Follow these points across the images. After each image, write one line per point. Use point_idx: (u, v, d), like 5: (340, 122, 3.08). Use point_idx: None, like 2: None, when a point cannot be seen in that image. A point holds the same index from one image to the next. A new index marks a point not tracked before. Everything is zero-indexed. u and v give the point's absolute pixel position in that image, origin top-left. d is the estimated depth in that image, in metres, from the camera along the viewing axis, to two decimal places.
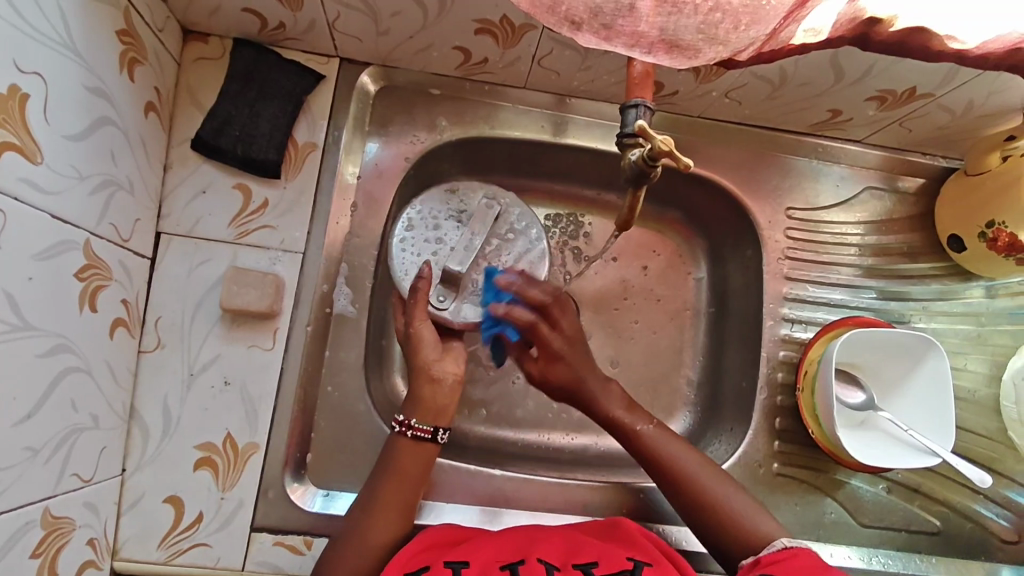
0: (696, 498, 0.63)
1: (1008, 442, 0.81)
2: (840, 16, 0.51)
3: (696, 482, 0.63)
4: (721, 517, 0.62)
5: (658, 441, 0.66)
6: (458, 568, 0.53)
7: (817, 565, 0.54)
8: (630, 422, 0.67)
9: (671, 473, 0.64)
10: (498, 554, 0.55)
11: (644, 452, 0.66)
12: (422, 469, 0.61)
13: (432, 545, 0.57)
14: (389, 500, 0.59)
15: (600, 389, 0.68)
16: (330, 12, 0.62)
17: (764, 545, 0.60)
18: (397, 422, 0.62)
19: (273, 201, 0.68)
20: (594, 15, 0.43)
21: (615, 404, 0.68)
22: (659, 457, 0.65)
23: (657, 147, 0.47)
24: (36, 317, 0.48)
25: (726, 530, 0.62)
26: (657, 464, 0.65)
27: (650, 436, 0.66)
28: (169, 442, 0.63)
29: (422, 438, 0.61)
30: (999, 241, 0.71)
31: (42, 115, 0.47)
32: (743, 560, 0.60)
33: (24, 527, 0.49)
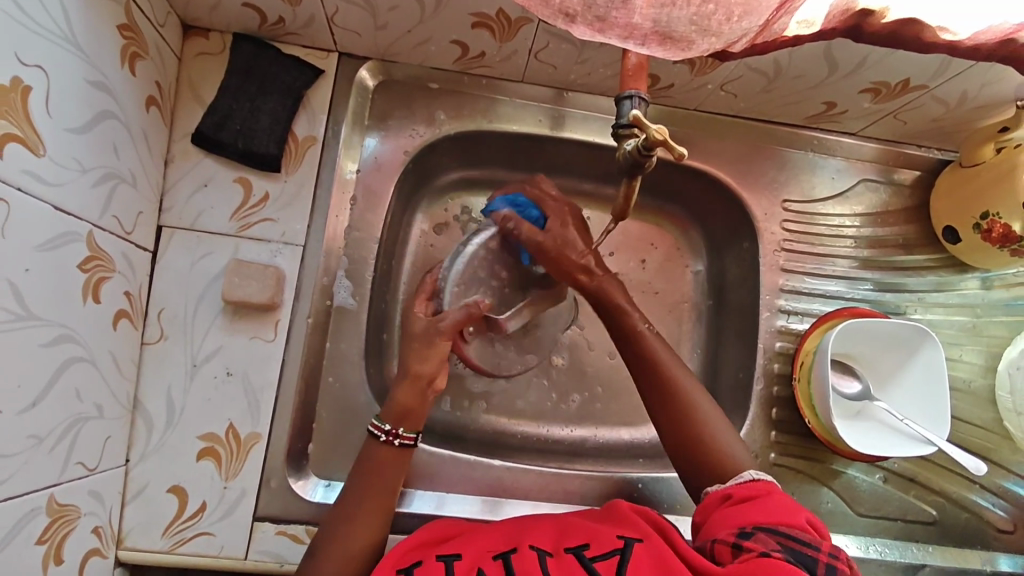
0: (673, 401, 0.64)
1: (1003, 432, 0.82)
2: (832, 8, 0.52)
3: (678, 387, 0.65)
4: (693, 426, 0.63)
5: (652, 342, 0.67)
6: (450, 561, 0.53)
7: (788, 504, 0.55)
8: (631, 320, 0.68)
9: (657, 373, 0.66)
10: (490, 545, 0.55)
11: (636, 349, 0.67)
12: (393, 476, 0.61)
13: (423, 540, 0.57)
14: (367, 506, 0.59)
15: (606, 283, 0.70)
16: (328, 7, 0.63)
17: (731, 476, 0.61)
18: (383, 429, 0.61)
19: (274, 194, 0.69)
20: (588, 8, 0.44)
21: (620, 298, 0.69)
22: (649, 356, 0.66)
23: (651, 137, 0.48)
24: (39, 307, 0.49)
25: (692, 436, 0.63)
26: (646, 361, 0.67)
27: (647, 337, 0.68)
28: (172, 433, 0.64)
29: (405, 446, 0.61)
30: (993, 232, 0.72)
31: (44, 108, 0.48)
32: (708, 486, 0.61)
33: (29, 513, 0.50)
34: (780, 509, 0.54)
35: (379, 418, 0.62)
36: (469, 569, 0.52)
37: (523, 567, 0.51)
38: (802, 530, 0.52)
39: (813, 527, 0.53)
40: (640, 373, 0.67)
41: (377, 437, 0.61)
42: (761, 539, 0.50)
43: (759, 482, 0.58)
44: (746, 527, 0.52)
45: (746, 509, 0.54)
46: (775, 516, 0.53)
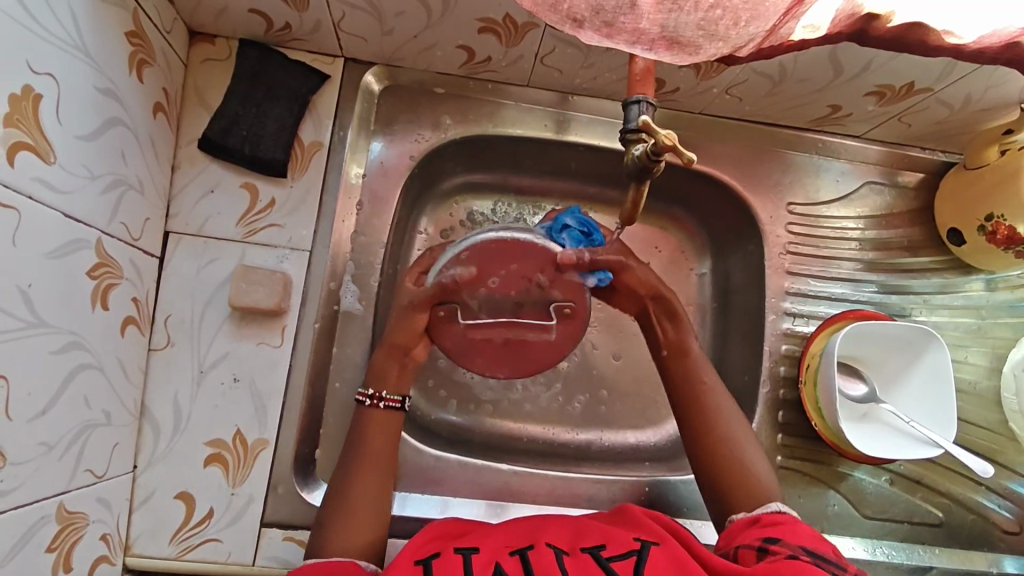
0: (715, 429, 0.63)
1: (1009, 433, 0.82)
2: (837, 13, 0.52)
3: (721, 415, 0.64)
4: (728, 453, 0.62)
5: (702, 364, 0.66)
6: (467, 553, 0.53)
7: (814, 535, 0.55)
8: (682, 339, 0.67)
9: (703, 404, 0.64)
10: (505, 542, 0.56)
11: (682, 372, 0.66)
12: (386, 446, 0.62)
13: (437, 535, 0.57)
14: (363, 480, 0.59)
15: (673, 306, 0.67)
16: (335, 13, 0.63)
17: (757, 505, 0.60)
18: (368, 396, 0.63)
19: (280, 200, 0.69)
20: (596, 13, 0.44)
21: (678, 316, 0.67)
22: (696, 379, 0.65)
23: (660, 142, 0.48)
24: (49, 314, 0.49)
25: (723, 462, 0.62)
26: (691, 383, 0.65)
27: (699, 361, 0.66)
28: (180, 438, 0.64)
29: (392, 409, 0.63)
30: (998, 234, 0.72)
31: (54, 115, 0.48)
32: (734, 515, 0.60)
33: (39, 521, 0.50)
34: (809, 534, 0.54)
35: (364, 386, 0.64)
36: (487, 561, 0.52)
37: (540, 564, 0.51)
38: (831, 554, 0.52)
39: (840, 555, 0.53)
40: (686, 397, 0.65)
41: (363, 403, 0.62)
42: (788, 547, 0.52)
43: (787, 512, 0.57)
44: (778, 540, 0.53)
45: (777, 530, 0.54)
46: (802, 539, 0.53)
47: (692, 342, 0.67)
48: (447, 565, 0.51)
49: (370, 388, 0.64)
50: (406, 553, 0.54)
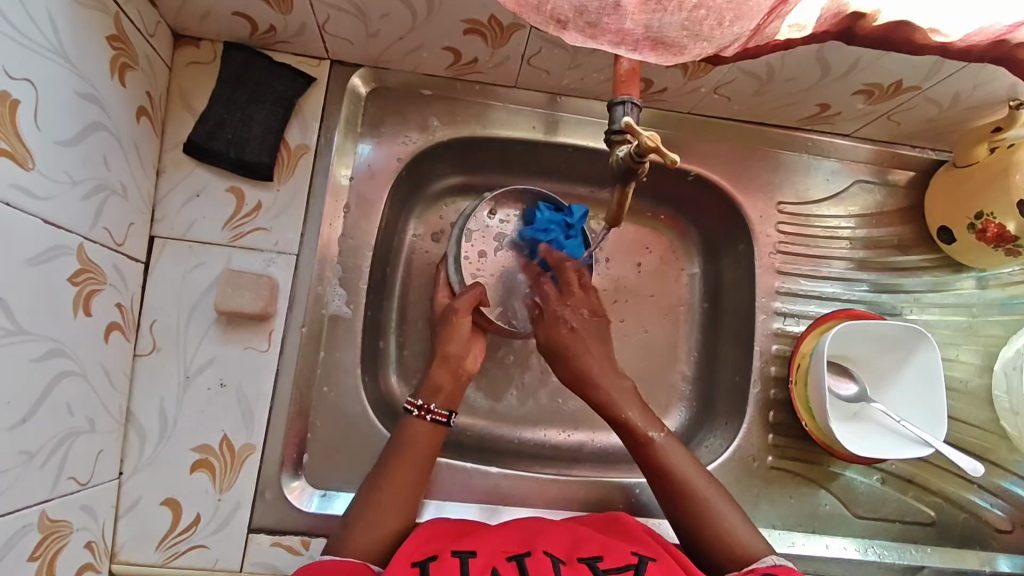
0: (695, 513, 0.64)
1: (1000, 431, 0.82)
2: (824, 12, 0.52)
3: (695, 494, 0.65)
4: (709, 524, 0.63)
5: (664, 447, 0.67)
6: (465, 557, 0.53)
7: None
8: (638, 426, 0.69)
9: (677, 489, 0.65)
10: (504, 546, 0.56)
11: (650, 458, 0.68)
12: (429, 452, 0.65)
13: (437, 535, 0.58)
14: (401, 479, 0.63)
15: (617, 391, 0.70)
16: (319, 15, 0.63)
17: (752, 561, 0.61)
18: (416, 405, 0.67)
19: (266, 204, 0.68)
20: (580, 14, 0.44)
21: (628, 405, 0.70)
22: (662, 463, 0.67)
23: (643, 143, 0.48)
24: (30, 321, 0.48)
25: (708, 535, 0.63)
26: (658, 470, 0.67)
27: (662, 448, 0.67)
28: (166, 444, 0.64)
29: (438, 422, 0.66)
30: (988, 232, 0.72)
31: (33, 121, 0.48)
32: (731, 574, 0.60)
33: (21, 530, 0.49)
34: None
35: (413, 396, 0.68)
36: (484, 565, 0.52)
37: (538, 570, 0.51)
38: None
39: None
40: (660, 484, 0.67)
41: (412, 412, 0.66)
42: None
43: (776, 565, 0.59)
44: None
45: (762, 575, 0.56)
46: None
47: (656, 430, 0.68)
48: (443, 570, 0.51)
49: (419, 398, 0.67)
50: (403, 556, 0.54)
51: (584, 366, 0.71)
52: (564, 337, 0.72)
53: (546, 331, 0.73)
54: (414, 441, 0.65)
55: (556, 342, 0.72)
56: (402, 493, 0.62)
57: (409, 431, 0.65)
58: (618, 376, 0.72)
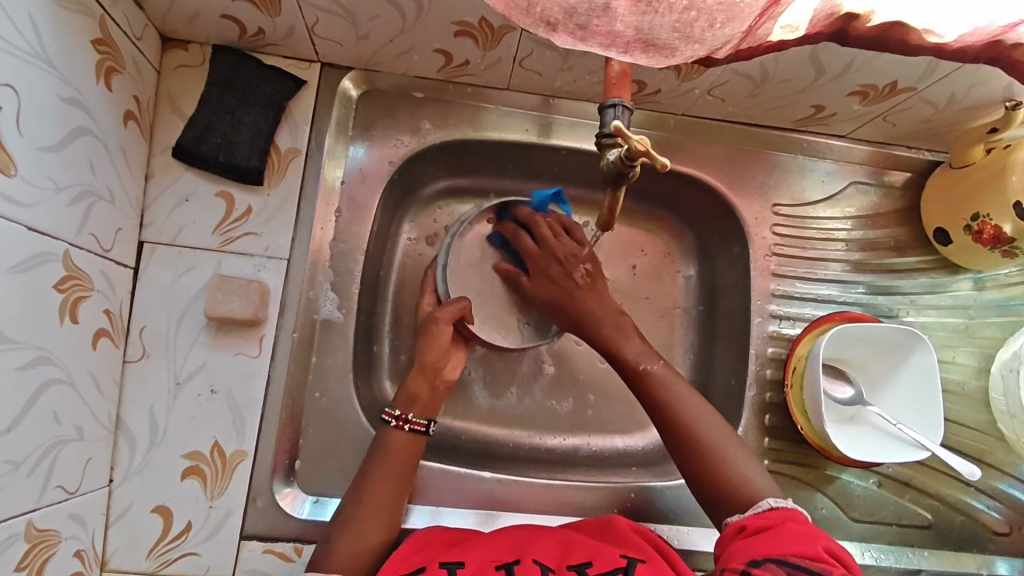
0: (692, 444, 0.64)
1: (997, 433, 0.81)
2: (817, 12, 0.51)
3: (696, 429, 0.65)
4: (709, 461, 0.63)
5: (665, 384, 0.68)
6: (452, 569, 0.53)
7: (805, 531, 0.54)
8: (638, 362, 0.69)
9: (674, 420, 0.66)
10: (494, 555, 0.55)
11: (648, 391, 0.68)
12: (407, 462, 0.64)
13: (426, 545, 0.57)
14: (383, 489, 0.62)
15: (614, 333, 0.71)
16: (309, 17, 0.62)
17: (748, 504, 0.60)
18: (394, 415, 0.66)
19: (256, 208, 0.68)
20: (569, 16, 0.43)
21: (627, 342, 0.70)
22: (663, 399, 0.67)
23: (634, 148, 0.47)
24: (15, 330, 0.48)
25: (709, 472, 0.63)
26: (658, 405, 0.67)
27: (658, 380, 0.68)
28: (157, 451, 0.63)
29: (416, 432, 0.66)
30: (984, 234, 0.72)
31: (16, 127, 0.47)
32: (728, 517, 0.60)
33: (7, 540, 0.49)
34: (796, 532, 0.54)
35: (391, 406, 0.67)
36: None
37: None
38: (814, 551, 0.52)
39: (832, 549, 0.52)
40: (657, 415, 0.67)
41: (389, 423, 0.65)
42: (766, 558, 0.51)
43: (777, 508, 0.58)
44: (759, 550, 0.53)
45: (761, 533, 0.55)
46: (791, 542, 0.53)
47: (653, 362, 0.69)
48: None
49: (396, 408, 0.66)
50: (392, 570, 0.53)
51: (586, 311, 0.71)
52: (567, 287, 0.71)
53: (547, 290, 0.72)
54: (395, 450, 0.64)
55: (558, 295, 0.72)
56: (381, 505, 0.61)
57: (388, 441, 0.65)
58: (618, 320, 0.72)
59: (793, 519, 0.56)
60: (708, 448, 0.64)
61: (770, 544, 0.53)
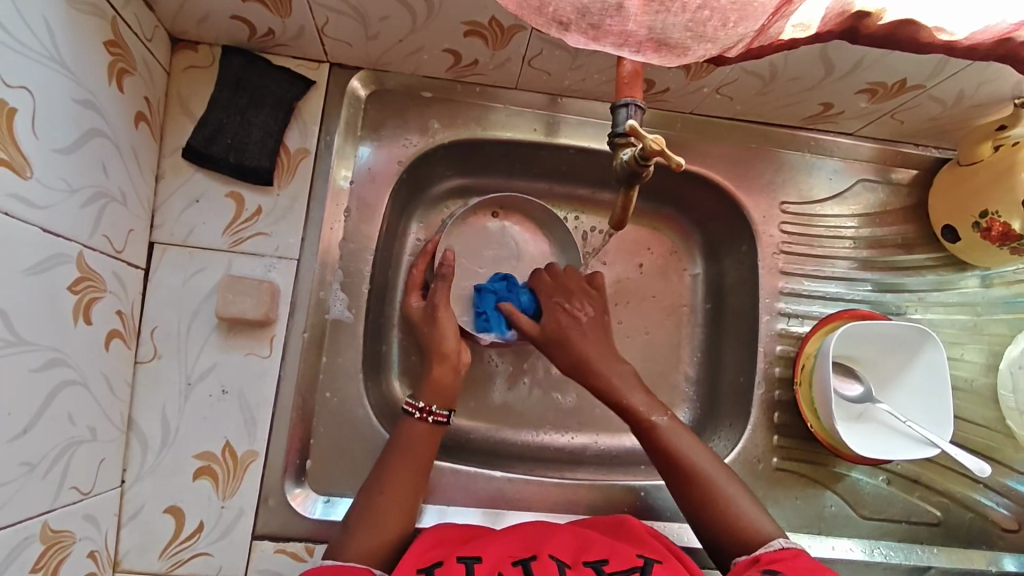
0: (701, 492, 0.64)
1: (1006, 430, 0.81)
2: (828, 11, 0.51)
3: (705, 478, 0.65)
4: (722, 513, 0.63)
5: (672, 432, 0.67)
6: (470, 564, 0.53)
7: (816, 566, 0.56)
8: (648, 412, 0.69)
9: (682, 471, 0.66)
10: (511, 550, 0.55)
11: (657, 443, 0.67)
12: (426, 458, 0.65)
13: (441, 541, 0.57)
14: (397, 486, 0.62)
15: (615, 378, 0.71)
16: (319, 18, 0.62)
17: (759, 545, 0.61)
18: (417, 408, 0.66)
19: (266, 208, 0.68)
20: (582, 15, 0.43)
21: (632, 390, 0.70)
22: (672, 449, 0.67)
23: (648, 147, 0.48)
24: (31, 331, 0.48)
25: (716, 518, 0.63)
26: (667, 454, 0.67)
27: (666, 431, 0.68)
28: (168, 452, 0.63)
29: (437, 424, 0.66)
30: (993, 231, 0.72)
31: (31, 129, 0.47)
32: (738, 557, 0.61)
33: (22, 542, 0.49)
34: (812, 570, 0.55)
35: (414, 397, 0.67)
36: (491, 570, 0.52)
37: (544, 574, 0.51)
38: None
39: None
40: (665, 464, 0.67)
41: (412, 415, 0.66)
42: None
43: (788, 547, 0.58)
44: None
45: (778, 567, 0.55)
46: None
47: (660, 413, 0.69)
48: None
49: (420, 400, 0.67)
50: (409, 564, 0.53)
51: (582, 357, 0.72)
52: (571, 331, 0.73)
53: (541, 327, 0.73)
54: (411, 443, 0.64)
55: (557, 331, 0.73)
56: (400, 502, 0.61)
57: (407, 433, 0.65)
58: (619, 364, 0.72)
59: (804, 555, 0.57)
60: (720, 496, 0.64)
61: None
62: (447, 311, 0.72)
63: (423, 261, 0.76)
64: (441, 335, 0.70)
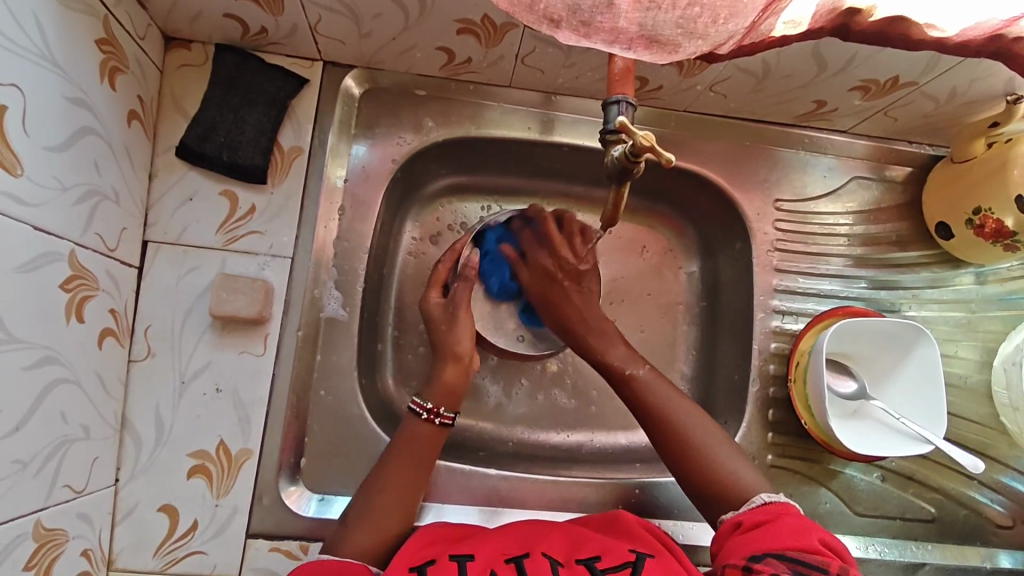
0: (682, 443, 0.64)
1: (1001, 427, 0.81)
2: (819, 7, 0.51)
3: (685, 428, 0.65)
4: (705, 463, 0.63)
5: (650, 384, 0.68)
6: (463, 561, 0.53)
7: (801, 525, 0.55)
8: (626, 367, 0.69)
9: (661, 422, 0.66)
10: (503, 548, 0.56)
11: (636, 396, 0.68)
12: (428, 453, 0.65)
13: (434, 540, 0.57)
14: (397, 483, 0.62)
15: (596, 338, 0.72)
16: (311, 15, 0.62)
17: (742, 503, 0.61)
18: (424, 408, 0.66)
19: (260, 206, 0.68)
20: (572, 12, 0.43)
21: (611, 346, 0.71)
22: (649, 400, 0.67)
23: (638, 143, 0.48)
24: (23, 329, 0.48)
25: (707, 478, 0.63)
26: (645, 405, 0.67)
27: (644, 384, 0.68)
28: (162, 451, 0.63)
29: (444, 425, 0.66)
30: (986, 228, 0.72)
31: (21, 128, 0.47)
32: (725, 515, 0.61)
33: (16, 539, 0.49)
34: (792, 533, 0.54)
35: (421, 396, 0.67)
36: (483, 569, 0.52)
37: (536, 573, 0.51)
38: (815, 552, 0.52)
39: (827, 548, 0.53)
40: (645, 415, 0.67)
41: (420, 415, 0.65)
42: (769, 564, 0.51)
43: (770, 506, 0.58)
44: (760, 552, 0.53)
45: (758, 533, 0.55)
46: (788, 540, 0.54)
47: (638, 366, 0.70)
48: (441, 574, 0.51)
49: (428, 400, 0.66)
50: (402, 561, 0.53)
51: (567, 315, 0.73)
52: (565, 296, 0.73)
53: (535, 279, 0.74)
54: (412, 438, 0.65)
55: (549, 291, 0.74)
56: (401, 496, 0.62)
57: (409, 431, 0.65)
58: (603, 326, 0.72)
59: (788, 513, 0.57)
60: (700, 447, 0.64)
61: (767, 544, 0.54)
62: (466, 312, 0.71)
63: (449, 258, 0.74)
64: (455, 336, 0.69)
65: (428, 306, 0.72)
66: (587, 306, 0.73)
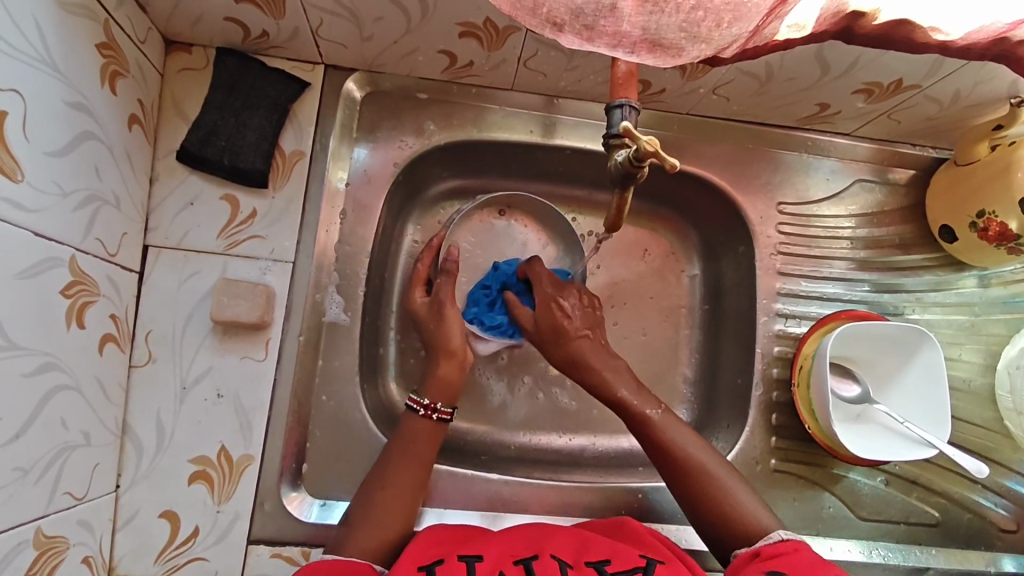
0: (698, 485, 0.64)
1: (1005, 431, 0.81)
2: (823, 11, 0.50)
3: (701, 471, 0.65)
4: (719, 505, 0.63)
5: (665, 426, 0.68)
6: (472, 562, 0.53)
7: (818, 560, 0.55)
8: (640, 406, 0.69)
9: (676, 464, 0.66)
10: (511, 549, 0.55)
11: (650, 437, 0.68)
12: (428, 453, 0.65)
13: (441, 540, 0.57)
14: (400, 486, 0.62)
15: (609, 372, 0.71)
16: (313, 19, 0.62)
17: (759, 537, 0.61)
18: (421, 404, 0.66)
19: (261, 211, 0.68)
20: (576, 16, 0.43)
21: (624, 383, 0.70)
22: (664, 442, 0.67)
23: (642, 148, 0.47)
24: (23, 336, 0.48)
25: (707, 507, 0.64)
26: (659, 447, 0.67)
27: (660, 425, 0.68)
28: (163, 457, 0.63)
29: (441, 421, 0.66)
30: (990, 231, 0.71)
31: (21, 133, 0.47)
32: (738, 549, 0.61)
33: (16, 547, 0.49)
34: (811, 566, 0.54)
35: (418, 394, 0.67)
36: (491, 570, 0.52)
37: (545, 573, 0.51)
38: None
39: None
40: (659, 456, 0.67)
41: (417, 411, 0.66)
42: None
43: (787, 541, 0.58)
44: None
45: (777, 564, 0.55)
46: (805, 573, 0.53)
47: (653, 406, 0.69)
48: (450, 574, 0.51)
49: (424, 397, 0.67)
50: (410, 560, 0.53)
51: (576, 349, 0.71)
52: (570, 332, 0.71)
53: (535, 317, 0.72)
54: (413, 440, 0.64)
55: (553, 325, 0.71)
56: (402, 498, 0.61)
57: (410, 432, 0.65)
58: (617, 362, 0.72)
59: (805, 549, 0.57)
60: (715, 489, 0.64)
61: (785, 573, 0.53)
62: (454, 309, 0.71)
63: (428, 255, 0.75)
64: (447, 329, 0.70)
65: (414, 305, 0.73)
66: (593, 342, 0.72)
